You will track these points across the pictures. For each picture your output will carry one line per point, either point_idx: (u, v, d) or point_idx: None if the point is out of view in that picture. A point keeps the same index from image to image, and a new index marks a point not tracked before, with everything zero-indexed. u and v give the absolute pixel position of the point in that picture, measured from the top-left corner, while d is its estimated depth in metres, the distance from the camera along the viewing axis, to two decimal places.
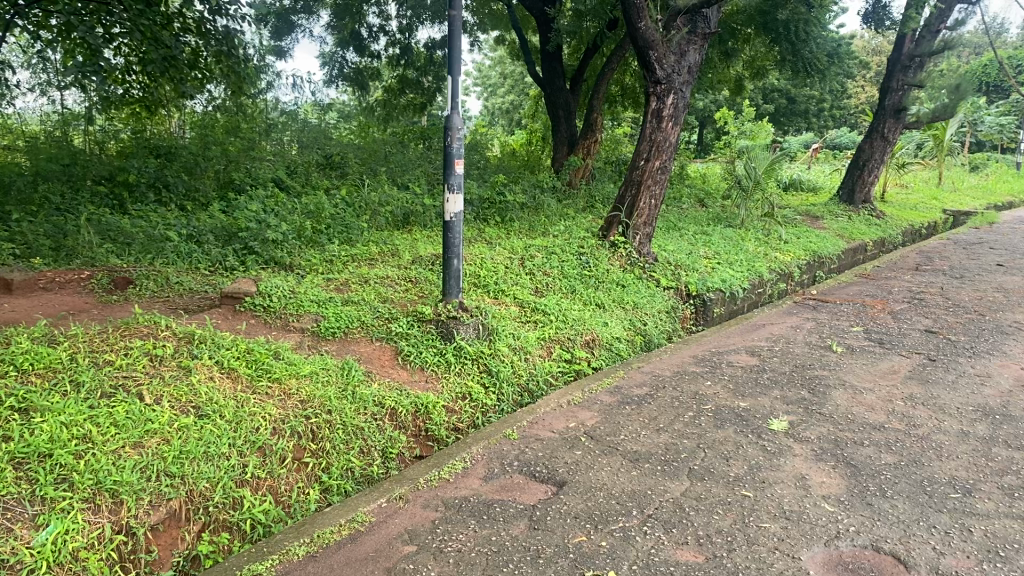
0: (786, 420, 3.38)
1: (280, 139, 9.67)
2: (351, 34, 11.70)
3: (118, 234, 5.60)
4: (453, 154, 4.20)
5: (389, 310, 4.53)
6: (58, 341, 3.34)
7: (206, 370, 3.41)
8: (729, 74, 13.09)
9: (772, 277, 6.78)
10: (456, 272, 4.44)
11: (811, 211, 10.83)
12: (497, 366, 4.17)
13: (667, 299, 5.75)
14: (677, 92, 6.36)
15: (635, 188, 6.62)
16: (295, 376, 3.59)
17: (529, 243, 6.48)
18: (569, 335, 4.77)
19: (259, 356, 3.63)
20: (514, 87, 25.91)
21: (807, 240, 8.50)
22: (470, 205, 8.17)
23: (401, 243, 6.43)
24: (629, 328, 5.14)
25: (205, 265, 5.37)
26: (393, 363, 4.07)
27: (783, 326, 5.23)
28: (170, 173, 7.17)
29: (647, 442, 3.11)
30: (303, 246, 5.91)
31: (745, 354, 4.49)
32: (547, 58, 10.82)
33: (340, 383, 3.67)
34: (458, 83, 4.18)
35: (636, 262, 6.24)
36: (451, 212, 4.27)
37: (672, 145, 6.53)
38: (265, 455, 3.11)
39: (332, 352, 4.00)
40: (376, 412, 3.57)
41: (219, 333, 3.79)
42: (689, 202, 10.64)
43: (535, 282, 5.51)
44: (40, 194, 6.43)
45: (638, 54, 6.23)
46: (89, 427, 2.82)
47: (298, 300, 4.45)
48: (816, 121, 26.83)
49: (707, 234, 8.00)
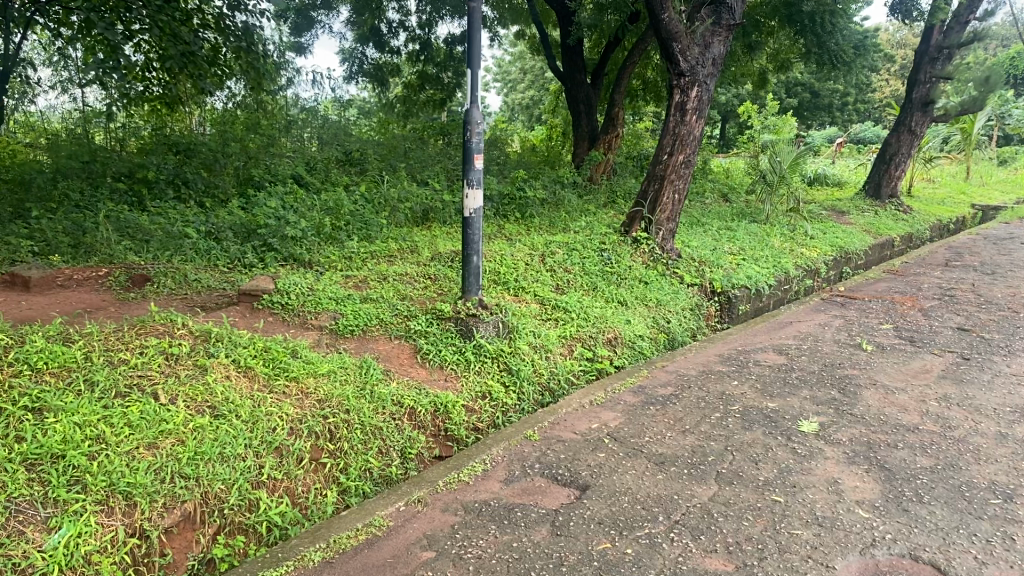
0: (817, 422, 3.28)
1: (299, 135, 9.65)
2: (370, 30, 11.68)
3: (136, 231, 5.58)
4: (472, 148, 4.12)
5: (408, 308, 4.46)
6: (72, 339, 3.30)
7: (222, 369, 3.35)
8: (752, 68, 12.91)
9: (799, 274, 6.66)
10: (476, 270, 4.36)
11: (837, 206, 10.65)
12: (517, 364, 4.10)
13: (691, 296, 5.65)
14: (701, 85, 6.23)
15: (658, 183, 6.51)
16: (313, 375, 3.53)
17: (550, 239, 6.39)
18: (591, 333, 4.68)
19: (277, 355, 3.57)
20: (534, 83, 25.82)
21: (833, 235, 8.34)
22: (489, 201, 8.09)
23: (420, 240, 6.37)
24: (652, 326, 5.05)
25: (223, 261, 5.34)
26: (412, 361, 4.00)
27: (811, 324, 5.11)
28: (189, 170, 7.15)
29: (673, 444, 3.02)
30: (322, 243, 5.87)
31: (772, 353, 4.38)
32: (568, 51, 10.70)
33: (359, 382, 3.62)
34: (478, 76, 4.09)
35: (659, 258, 6.14)
36: (470, 208, 4.19)
37: (696, 140, 6.40)
38: (282, 455, 3.05)
39: (351, 350, 3.94)
40: (395, 412, 3.51)
41: (235, 331, 3.73)
42: (712, 198, 10.50)
43: (555, 279, 5.42)
44: (60, 191, 6.44)
45: (661, 46, 6.11)
46: (103, 427, 2.77)
47: (316, 297, 4.39)
48: (839, 115, 26.50)
49: (731, 229, 7.87)
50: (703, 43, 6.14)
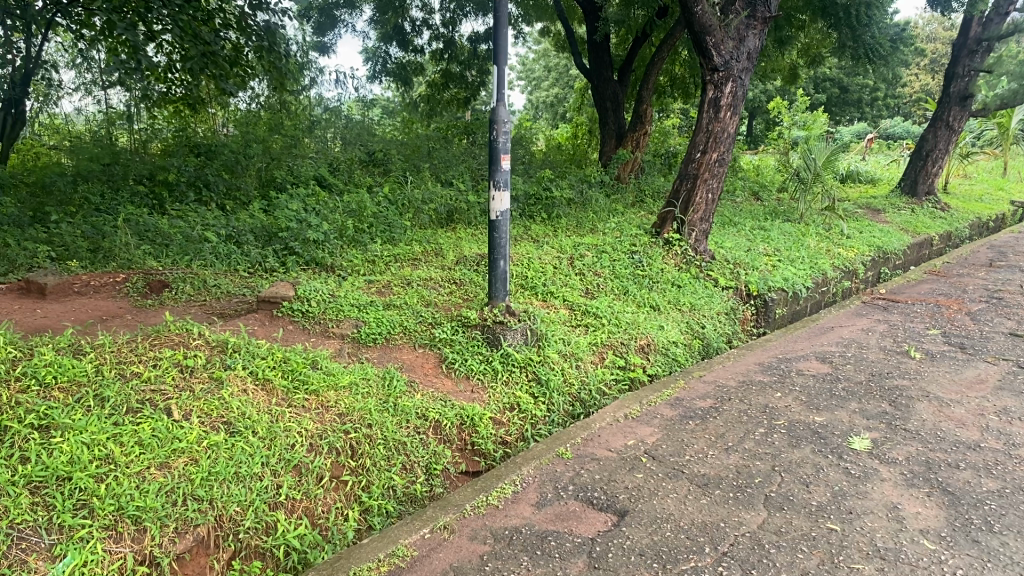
0: (869, 438, 3.07)
1: (323, 136, 9.53)
2: (394, 28, 11.55)
3: (156, 235, 5.45)
4: (499, 148, 3.95)
5: (432, 314, 4.28)
6: (84, 351, 3.15)
7: (239, 382, 3.19)
8: (784, 62, 12.60)
9: (836, 276, 6.42)
10: (503, 275, 4.18)
11: (873, 204, 10.36)
12: (547, 374, 3.93)
13: (726, 300, 5.45)
14: (736, 81, 6.01)
15: (690, 182, 6.30)
16: (334, 387, 3.37)
17: (579, 241, 6.20)
18: (622, 340, 4.49)
19: (296, 365, 3.41)
20: (558, 80, 25.59)
21: (869, 234, 8.08)
22: (514, 201, 7.91)
23: (445, 242, 6.22)
24: (686, 332, 4.86)
25: (244, 266, 5.20)
26: (437, 371, 3.84)
27: (854, 329, 4.89)
28: (210, 172, 7.04)
29: (716, 464, 2.83)
30: (344, 246, 5.73)
31: (814, 361, 4.16)
32: (594, 48, 10.48)
33: (381, 394, 3.46)
34: (505, 73, 3.91)
35: (692, 260, 5.93)
36: (496, 210, 4.02)
37: (730, 137, 6.17)
38: (301, 474, 2.90)
39: (373, 359, 3.78)
40: (419, 425, 3.36)
41: (254, 341, 3.57)
42: (743, 196, 10.26)
43: (585, 283, 5.23)
44: (81, 194, 6.35)
45: (693, 40, 5.91)
46: (113, 446, 2.63)
47: (338, 304, 4.23)
48: (869, 111, 26.02)
49: (764, 229, 7.64)
50: (737, 37, 5.91)
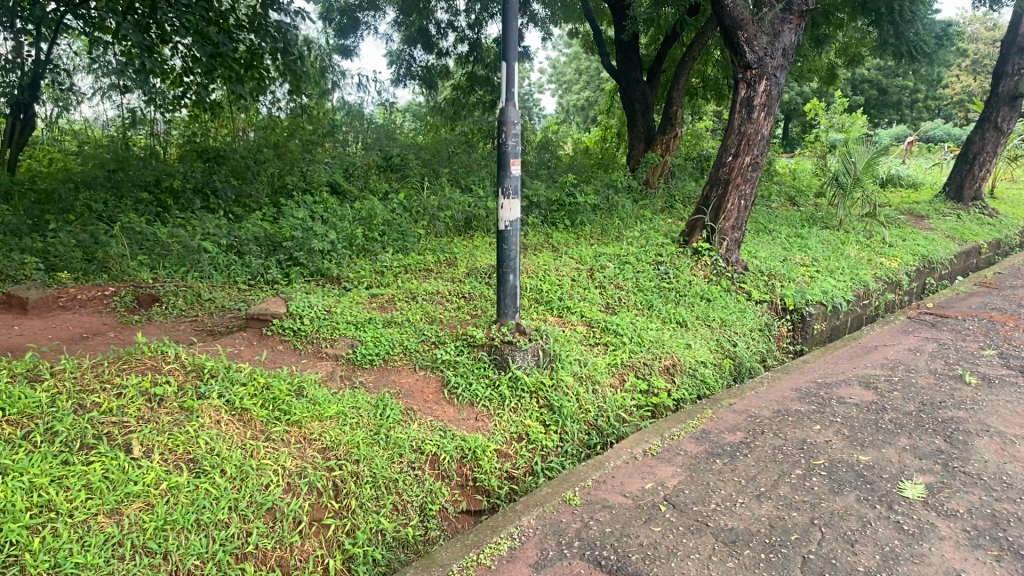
0: (923, 484, 2.67)
1: (344, 139, 9.23)
2: (418, 30, 11.28)
3: (154, 245, 5.18)
4: (509, 152, 3.62)
5: (436, 333, 3.94)
6: (43, 378, 2.86)
7: (212, 413, 2.87)
8: (821, 62, 12.10)
9: (879, 288, 6.01)
10: (513, 290, 3.83)
11: (916, 210, 9.86)
12: (559, 399, 3.58)
13: (760, 315, 5.06)
14: (770, 79, 5.59)
15: (722, 187, 5.88)
16: (319, 418, 3.04)
17: (601, 250, 5.83)
18: (645, 360, 4.13)
19: (278, 393, 3.08)
20: (589, 83, 25.16)
21: (913, 243, 7.60)
22: (537, 208, 7.55)
23: (459, 251, 5.90)
24: (716, 351, 4.49)
25: (244, 278, 4.92)
26: (438, 397, 3.50)
27: (900, 349, 4.47)
28: (219, 178, 6.77)
29: (745, 515, 2.46)
30: (353, 257, 5.44)
31: (857, 387, 3.76)
32: (622, 47, 10.08)
33: (373, 424, 3.12)
34: (514, 69, 3.55)
35: (722, 271, 5.54)
36: (506, 219, 3.68)
37: (765, 139, 5.74)
38: (275, 518, 2.57)
39: (368, 384, 3.45)
40: (413, 460, 3.02)
41: (234, 365, 3.25)
42: (778, 202, 9.82)
43: (606, 296, 4.87)
44: (82, 201, 6.11)
45: (724, 36, 5.54)
46: (55, 492, 2.32)
47: (333, 321, 3.90)
48: (909, 113, 25.25)
49: (801, 238, 7.21)
50: (772, 32, 5.50)
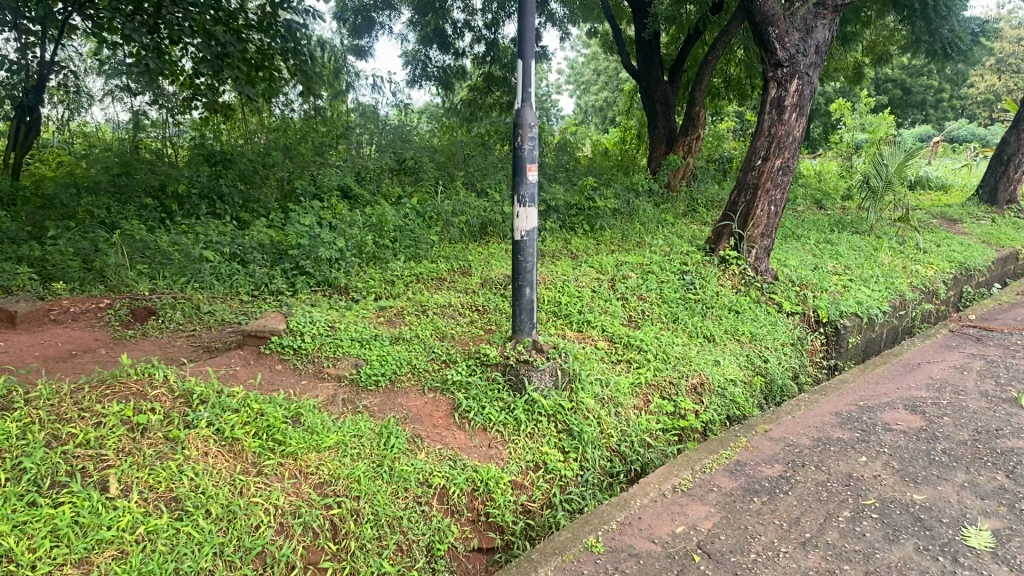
0: (989, 530, 2.38)
1: (357, 141, 8.99)
2: (434, 30, 11.04)
3: (155, 253, 4.96)
4: (524, 156, 3.35)
5: (447, 350, 3.67)
6: (15, 406, 2.62)
7: (199, 445, 2.62)
8: (848, 60, 11.74)
9: (916, 297, 5.70)
10: (529, 304, 3.56)
11: (948, 213, 9.50)
12: (579, 424, 3.31)
13: (792, 328, 4.78)
14: (802, 78, 5.29)
15: (750, 193, 5.57)
16: (316, 448, 2.78)
17: (622, 258, 5.55)
18: (670, 379, 3.86)
19: (273, 421, 2.83)
20: (608, 84, 24.80)
21: (949, 249, 7.26)
22: (555, 212, 7.28)
23: (474, 259, 5.65)
24: (746, 368, 4.23)
25: (247, 289, 4.68)
26: (448, 422, 3.24)
27: (945, 366, 4.17)
28: (225, 182, 6.55)
29: (790, 568, 2.19)
30: (363, 265, 5.21)
31: (902, 411, 3.46)
32: (643, 46, 9.77)
33: (375, 455, 2.85)
34: (531, 66, 3.28)
35: (752, 281, 5.25)
36: (522, 229, 3.42)
37: (796, 141, 5.43)
38: (265, 564, 2.31)
39: (373, 409, 3.19)
40: (420, 494, 2.76)
41: (227, 389, 2.99)
42: (804, 206, 9.51)
43: (628, 308, 4.59)
44: (84, 207, 5.90)
45: (753, 32, 5.24)
46: (15, 541, 2.07)
47: (336, 338, 3.63)
48: (934, 112, 24.70)
49: (832, 244, 6.90)
50: (805, 28, 5.21)
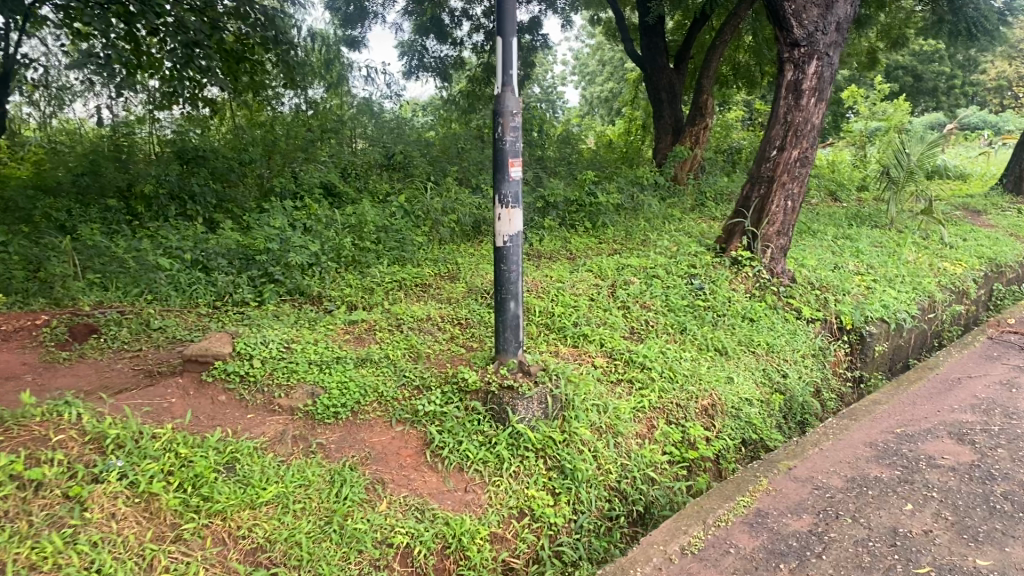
0: None
1: (347, 135, 8.51)
2: (431, 19, 10.52)
3: (109, 260, 4.49)
4: (506, 150, 2.88)
5: (420, 373, 3.19)
6: None
7: (105, 505, 2.16)
8: (863, 45, 11.19)
9: (947, 298, 5.21)
10: (514, 321, 3.06)
11: (972, 205, 8.98)
12: (572, 460, 2.83)
13: (813, 337, 4.30)
14: (822, 59, 4.79)
15: (765, 186, 5.07)
16: (250, 505, 2.32)
17: (624, 260, 5.06)
18: (678, 402, 3.38)
19: (202, 472, 2.37)
20: (614, 75, 24.12)
21: (976, 243, 6.75)
22: (553, 208, 6.79)
23: (463, 262, 5.18)
24: (763, 385, 3.76)
25: (207, 299, 4.22)
26: (418, 461, 2.78)
27: (990, 383, 3.67)
28: (196, 181, 6.08)
29: None
30: (340, 271, 4.74)
31: (948, 440, 2.99)
32: (647, 31, 9.25)
33: (324, 510, 2.38)
34: (512, 44, 2.80)
35: (767, 284, 4.76)
36: (504, 234, 2.94)
37: (815, 129, 4.92)
38: None
39: (329, 448, 2.73)
40: (377, 557, 2.28)
41: (151, 431, 2.53)
42: (818, 198, 9.01)
43: (629, 318, 4.11)
44: (41, 209, 5.45)
45: (767, 10, 4.75)
46: None
47: (291, 361, 3.16)
48: (948, 101, 23.95)
49: (852, 240, 6.41)
50: (825, 2, 4.69)
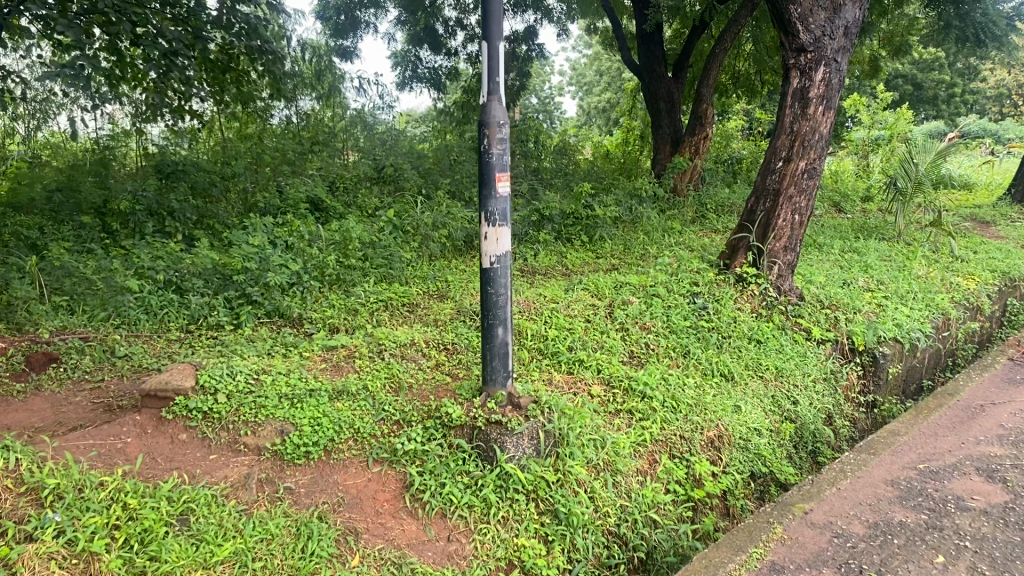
0: None
1: (338, 147, 8.28)
2: (425, 29, 10.30)
3: (77, 281, 4.25)
4: (493, 163, 2.63)
5: (401, 408, 2.94)
6: None
7: (35, 567, 1.91)
8: (865, 53, 10.99)
9: (962, 315, 4.97)
10: (503, 350, 2.81)
11: (980, 215, 8.76)
12: (567, 503, 2.58)
13: (823, 359, 4.06)
14: (830, 65, 4.56)
15: (770, 200, 4.83)
16: (204, 564, 2.06)
17: (623, 277, 4.81)
18: (682, 434, 3.14)
19: (152, 526, 2.12)
20: (610, 85, 23.87)
21: (989, 256, 6.50)
22: (548, 221, 6.53)
23: (454, 281, 4.94)
24: (771, 413, 3.52)
25: (180, 323, 3.98)
26: (395, 507, 2.53)
27: (1015, 411, 3.42)
28: (176, 197, 5.84)
29: None
30: (323, 291, 4.49)
31: (976, 478, 2.74)
32: (644, 39, 9.04)
33: (288, 568, 2.12)
34: (498, 49, 2.56)
35: (774, 302, 4.52)
36: (491, 254, 2.69)
37: (823, 139, 4.69)
38: None
39: (299, 494, 2.49)
40: None
41: (98, 479, 2.29)
42: (822, 210, 8.78)
43: (628, 342, 3.86)
44: (11, 228, 5.21)
45: (771, 14, 4.53)
46: None
47: (260, 396, 2.91)
48: (948, 109, 23.69)
49: (859, 254, 6.16)
50: (831, 5, 4.48)
